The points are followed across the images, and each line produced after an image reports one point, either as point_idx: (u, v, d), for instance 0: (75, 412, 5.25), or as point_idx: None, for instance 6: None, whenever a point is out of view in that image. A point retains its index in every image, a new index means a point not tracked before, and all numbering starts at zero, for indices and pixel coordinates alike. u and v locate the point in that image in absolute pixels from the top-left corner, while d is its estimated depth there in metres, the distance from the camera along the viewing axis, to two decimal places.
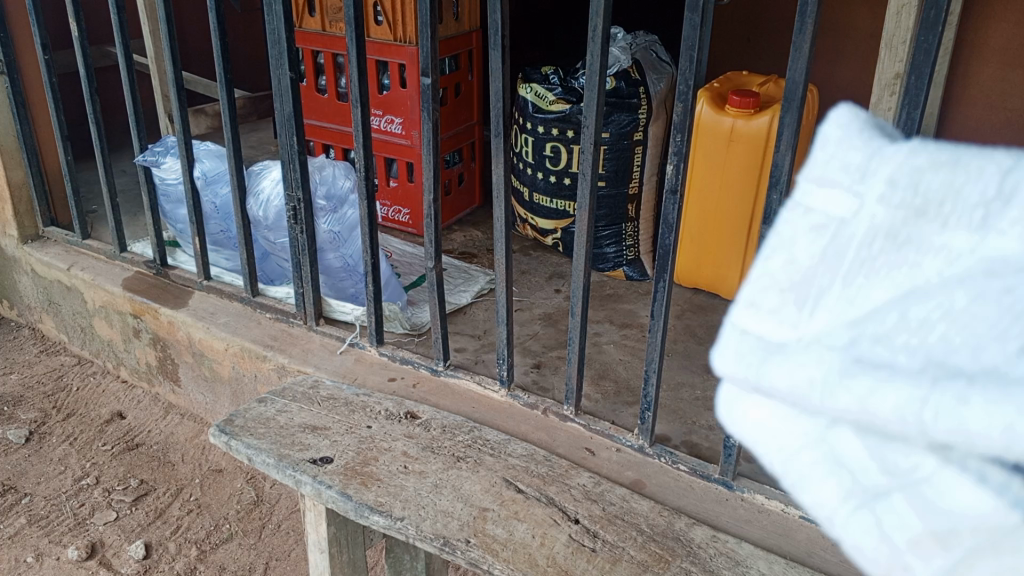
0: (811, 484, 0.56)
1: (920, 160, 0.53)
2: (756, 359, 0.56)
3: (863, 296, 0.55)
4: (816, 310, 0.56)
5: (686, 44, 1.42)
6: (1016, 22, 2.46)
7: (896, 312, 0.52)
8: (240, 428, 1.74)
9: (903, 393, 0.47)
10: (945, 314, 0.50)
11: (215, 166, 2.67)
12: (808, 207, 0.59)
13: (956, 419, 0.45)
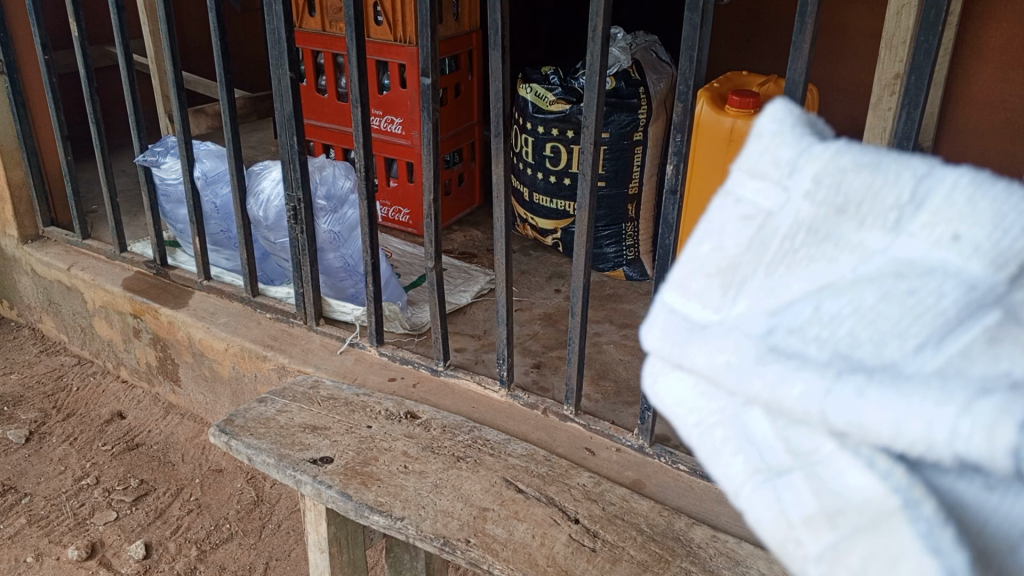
0: (720, 458, 0.61)
1: (843, 159, 0.56)
2: (681, 338, 0.62)
3: (781, 285, 0.58)
4: (736, 296, 0.61)
5: (686, 44, 1.42)
6: (1016, 22, 2.46)
7: (808, 302, 0.56)
8: (240, 427, 1.74)
9: (811, 382, 0.52)
10: (856, 313, 0.53)
11: (215, 167, 2.68)
12: (738, 196, 0.63)
13: (855, 412, 0.50)
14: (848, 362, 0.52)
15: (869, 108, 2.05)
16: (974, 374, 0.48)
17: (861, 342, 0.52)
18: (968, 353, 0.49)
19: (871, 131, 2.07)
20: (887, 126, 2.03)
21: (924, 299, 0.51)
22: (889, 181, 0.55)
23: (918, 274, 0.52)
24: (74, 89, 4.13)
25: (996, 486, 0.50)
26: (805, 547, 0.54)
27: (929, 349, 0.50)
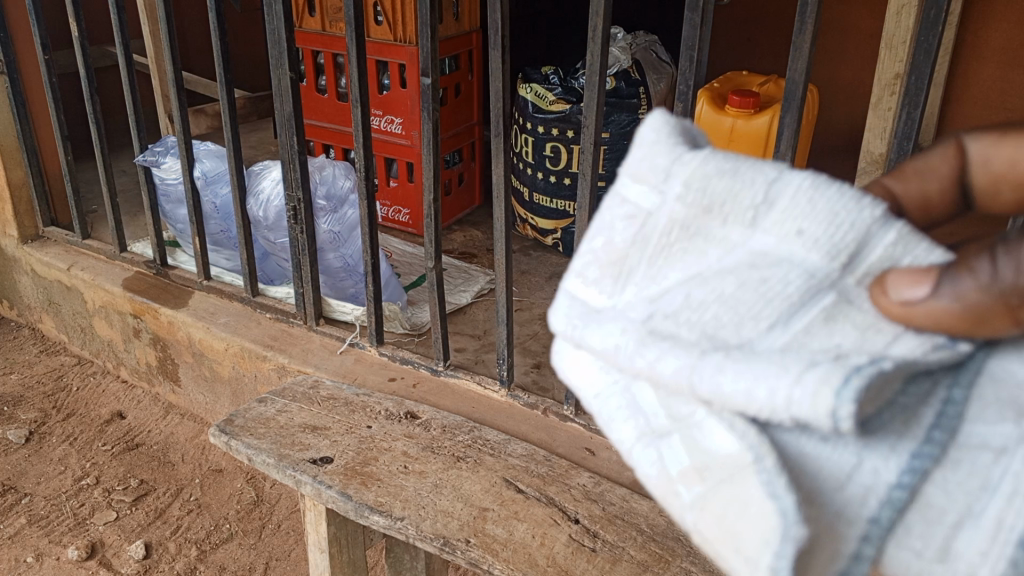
0: (616, 423, 0.67)
1: (710, 163, 0.59)
2: (576, 326, 0.65)
3: (663, 275, 0.61)
4: (621, 287, 0.64)
5: (686, 44, 1.42)
6: (1015, 22, 2.46)
7: (681, 290, 0.59)
8: (240, 428, 1.74)
9: (679, 359, 0.56)
10: (720, 299, 0.57)
11: (216, 167, 2.70)
12: (622, 194, 0.65)
13: (714, 384, 0.54)
14: (716, 346, 0.56)
15: (869, 108, 2.05)
16: (810, 348, 0.54)
17: (725, 328, 0.56)
18: (808, 328, 0.54)
19: (872, 131, 2.07)
20: (886, 126, 2.03)
21: (774, 281, 0.56)
22: (750, 182, 0.58)
23: (772, 263, 0.56)
24: (74, 88, 4.12)
25: (832, 440, 0.55)
26: (681, 497, 0.62)
27: (779, 327, 0.55)
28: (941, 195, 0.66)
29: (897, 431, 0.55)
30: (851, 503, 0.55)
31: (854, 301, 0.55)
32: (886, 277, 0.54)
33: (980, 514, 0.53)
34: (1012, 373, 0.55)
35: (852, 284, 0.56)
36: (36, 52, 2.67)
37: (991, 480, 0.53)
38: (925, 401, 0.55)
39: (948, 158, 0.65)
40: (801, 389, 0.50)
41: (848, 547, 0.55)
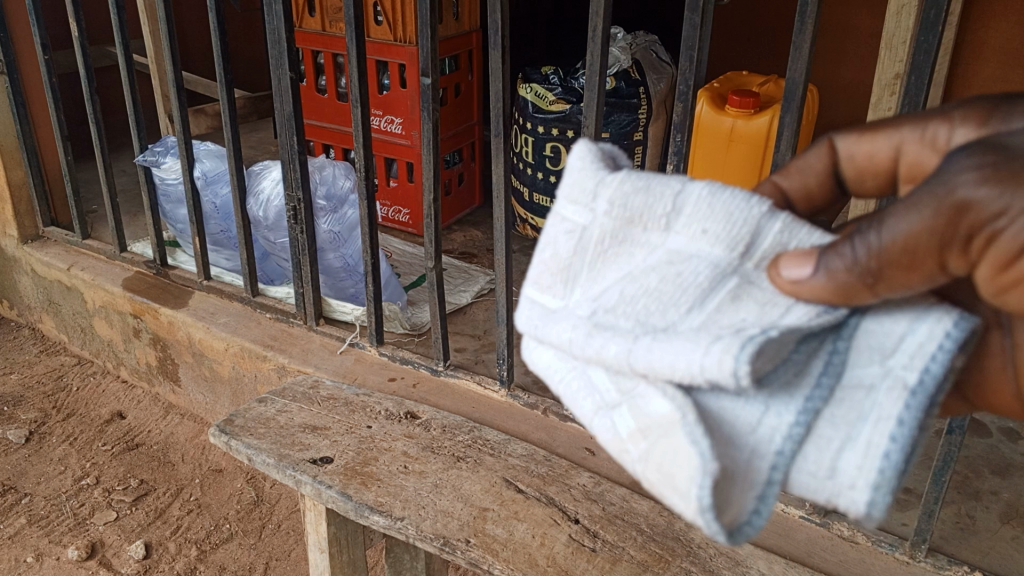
0: (575, 397, 0.74)
1: (626, 183, 0.72)
2: (535, 326, 0.77)
3: (603, 276, 0.73)
4: (567, 290, 0.76)
5: (686, 44, 1.42)
6: (1016, 22, 2.46)
7: (617, 286, 0.71)
8: (240, 428, 1.74)
9: (618, 344, 0.67)
10: (647, 292, 0.68)
11: (215, 167, 2.70)
12: (558, 215, 0.78)
13: (647, 360, 0.65)
14: (641, 329, 0.67)
15: (869, 109, 2.06)
16: (721, 322, 0.65)
17: (651, 315, 0.67)
18: (718, 308, 0.65)
19: None
20: None
21: (688, 272, 0.67)
22: (657, 194, 0.70)
23: (683, 257, 0.68)
24: (74, 88, 4.12)
25: (744, 397, 0.65)
26: (631, 453, 0.69)
27: (695, 310, 0.66)
28: (819, 185, 0.80)
29: (791, 382, 0.65)
30: (760, 442, 0.64)
31: (755, 282, 0.66)
32: (779, 260, 0.65)
33: (856, 437, 0.63)
34: (882, 328, 0.65)
35: (752, 268, 0.67)
36: (36, 52, 2.67)
37: (864, 411, 0.63)
38: (815, 355, 0.66)
39: (824, 155, 0.79)
40: (707, 353, 0.61)
41: (758, 476, 0.64)
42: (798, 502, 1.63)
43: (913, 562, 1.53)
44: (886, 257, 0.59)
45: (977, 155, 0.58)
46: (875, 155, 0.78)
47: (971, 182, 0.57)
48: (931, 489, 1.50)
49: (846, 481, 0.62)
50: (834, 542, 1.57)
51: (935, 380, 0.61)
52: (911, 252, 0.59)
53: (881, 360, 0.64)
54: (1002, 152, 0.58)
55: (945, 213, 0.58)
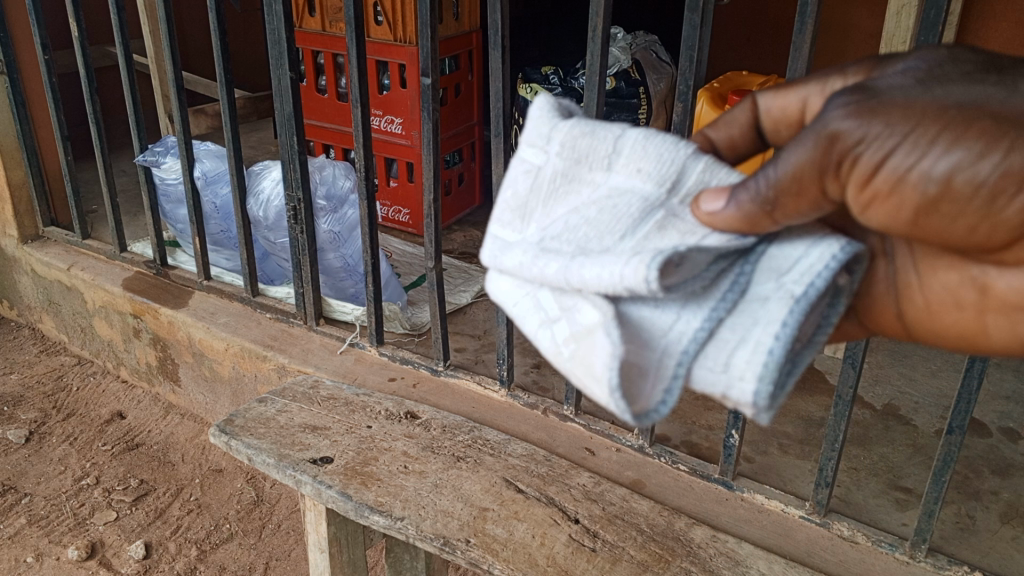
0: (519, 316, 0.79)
1: (576, 129, 0.79)
2: (487, 256, 0.82)
3: (551, 210, 0.79)
4: (517, 224, 0.82)
5: (686, 43, 1.42)
6: (1014, 23, 2.46)
7: (561, 218, 0.77)
8: (240, 428, 1.74)
9: (557, 262, 0.73)
10: (587, 221, 0.75)
11: (216, 167, 2.70)
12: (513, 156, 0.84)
13: (581, 273, 0.71)
14: (575, 250, 0.73)
15: None
16: (649, 243, 0.70)
17: (586, 238, 0.74)
18: (647, 234, 0.71)
19: None
20: None
21: (622, 204, 0.74)
22: (601, 138, 0.77)
23: (620, 192, 0.75)
24: (74, 88, 4.12)
25: (662, 305, 0.71)
26: (561, 356, 0.75)
27: (628, 236, 0.72)
28: (743, 137, 0.85)
29: (699, 295, 0.72)
30: (671, 343, 0.71)
31: (680, 214, 0.73)
32: (701, 196, 0.72)
33: (748, 337, 0.68)
34: (780, 254, 0.72)
35: (678, 204, 0.74)
36: (37, 53, 2.67)
37: (758, 315, 0.68)
38: (723, 275, 0.73)
39: (746, 111, 0.84)
40: (629, 263, 0.67)
41: (665, 373, 0.70)
42: (798, 502, 1.64)
43: (913, 562, 1.53)
44: (779, 186, 0.66)
45: (847, 97, 0.65)
46: (789, 107, 0.82)
47: (840, 116, 0.63)
48: (931, 489, 1.50)
49: (737, 373, 0.67)
50: (834, 542, 1.57)
51: (817, 290, 0.67)
52: (796, 179, 0.65)
53: (776, 278, 0.70)
54: (868, 95, 0.65)
55: (821, 143, 0.64)
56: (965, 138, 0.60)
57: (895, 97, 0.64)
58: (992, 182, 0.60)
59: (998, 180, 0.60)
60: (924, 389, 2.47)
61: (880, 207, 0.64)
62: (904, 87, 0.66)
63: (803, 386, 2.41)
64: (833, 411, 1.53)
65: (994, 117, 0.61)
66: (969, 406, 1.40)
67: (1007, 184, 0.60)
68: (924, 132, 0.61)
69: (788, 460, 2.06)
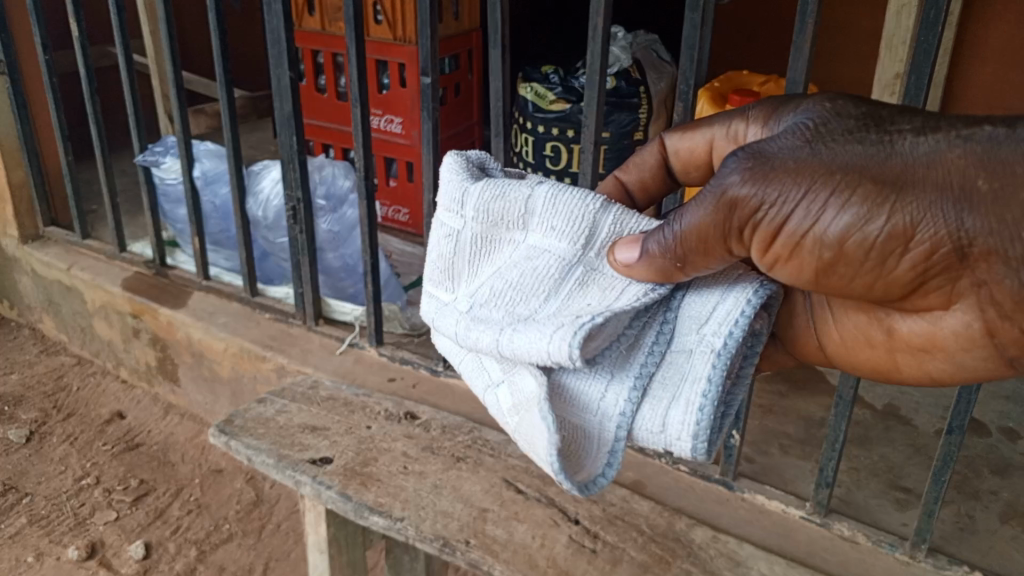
0: (472, 375, 1.03)
1: (485, 194, 0.98)
2: (433, 315, 1.03)
3: (480, 269, 1.00)
4: (457, 284, 1.03)
5: (686, 43, 1.41)
6: (1015, 22, 2.46)
7: (487, 284, 0.98)
8: (239, 428, 1.73)
9: (487, 329, 0.94)
10: (508, 284, 0.96)
11: (215, 166, 2.72)
12: (438, 219, 1.03)
13: (508, 345, 0.91)
14: (512, 314, 0.94)
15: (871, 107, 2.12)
16: (573, 305, 0.91)
17: (517, 300, 0.94)
18: (569, 293, 0.93)
19: None
20: None
21: (542, 265, 0.95)
22: (510, 202, 0.97)
23: (539, 254, 0.96)
24: (74, 88, 4.11)
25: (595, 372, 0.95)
26: (512, 420, 0.99)
27: (550, 298, 0.93)
28: (653, 179, 1.06)
29: (628, 355, 0.95)
30: (608, 406, 0.94)
31: (597, 269, 0.93)
32: (616, 245, 0.91)
33: (680, 397, 0.91)
34: (698, 303, 0.95)
35: (593, 257, 0.94)
36: (37, 52, 2.67)
37: (685, 371, 0.92)
38: (647, 328, 0.96)
39: (655, 150, 1.05)
40: (553, 336, 0.87)
41: (611, 426, 0.94)
42: (798, 502, 1.63)
43: (913, 562, 1.52)
44: (690, 244, 0.82)
45: (744, 162, 0.79)
46: (693, 147, 1.03)
47: (738, 183, 0.78)
48: (931, 489, 1.49)
49: (675, 433, 0.90)
50: (835, 542, 1.56)
51: (731, 347, 0.90)
52: (706, 237, 0.81)
53: (696, 330, 0.93)
54: (764, 158, 0.79)
55: (722, 205, 0.79)
56: (849, 201, 0.75)
57: (785, 160, 0.78)
58: (879, 241, 0.75)
59: (886, 240, 0.75)
60: (923, 390, 2.46)
61: (782, 262, 0.80)
62: (795, 148, 0.79)
63: (803, 386, 2.40)
64: (833, 411, 1.52)
65: (872, 180, 0.75)
66: (969, 406, 1.39)
67: (894, 245, 0.75)
68: (813, 199, 0.76)
69: (789, 460, 2.05)
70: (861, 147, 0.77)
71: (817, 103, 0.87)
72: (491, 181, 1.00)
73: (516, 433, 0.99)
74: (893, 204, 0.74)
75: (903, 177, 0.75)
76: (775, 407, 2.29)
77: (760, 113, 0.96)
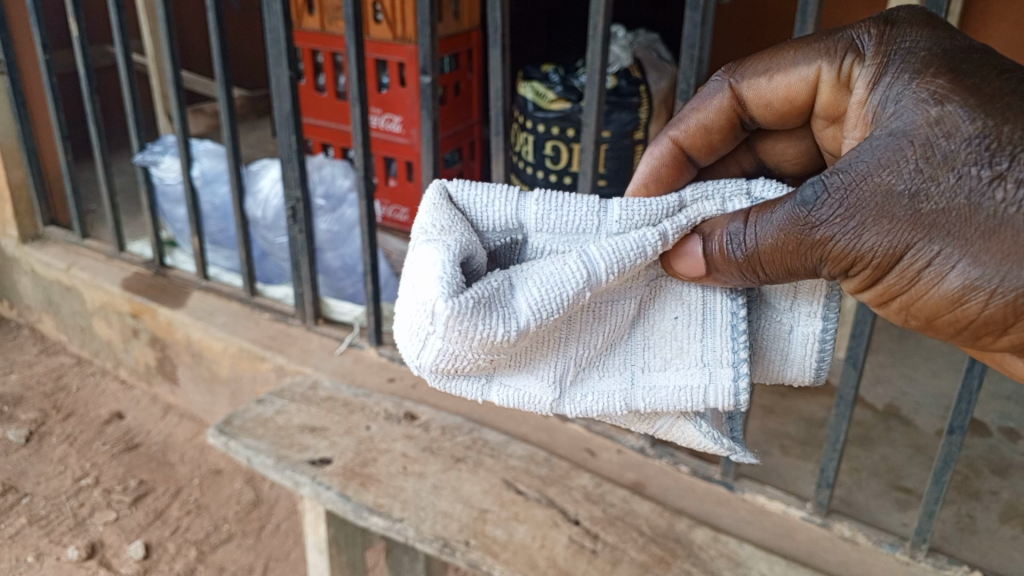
0: None
1: (541, 317, 0.80)
2: (493, 400, 0.90)
3: (538, 347, 0.90)
4: (509, 364, 0.89)
5: (687, 42, 1.40)
6: (1015, 22, 2.44)
7: (568, 354, 0.91)
8: (238, 428, 1.72)
9: (609, 403, 0.92)
10: (598, 345, 0.92)
11: (213, 166, 2.75)
12: (462, 354, 0.80)
13: (653, 408, 0.92)
14: (619, 373, 0.93)
15: None
16: (689, 352, 0.91)
17: (610, 356, 0.93)
18: (649, 319, 0.94)
19: None
20: None
21: (623, 307, 0.91)
22: (578, 302, 0.82)
23: (609, 301, 0.91)
24: (73, 87, 4.11)
25: None
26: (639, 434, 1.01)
27: (635, 333, 0.94)
28: (720, 141, 1.01)
29: None
30: None
31: (664, 282, 0.92)
32: (688, 268, 0.87)
33: (793, 361, 0.95)
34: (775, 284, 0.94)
35: (655, 273, 0.92)
36: (37, 52, 2.65)
37: (792, 339, 0.94)
38: None
39: (725, 101, 0.98)
40: (708, 396, 0.90)
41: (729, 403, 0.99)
42: (798, 502, 1.62)
43: (913, 562, 1.52)
44: (778, 278, 0.80)
45: (833, 208, 0.73)
46: (787, 89, 0.96)
47: (828, 235, 0.74)
48: (932, 489, 1.48)
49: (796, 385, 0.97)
50: (835, 543, 1.56)
51: (835, 321, 0.92)
52: (784, 270, 0.78)
53: (789, 308, 0.94)
54: (852, 197, 0.72)
55: (803, 244, 0.75)
56: (945, 267, 0.69)
57: (880, 213, 0.71)
58: (976, 314, 0.70)
59: (984, 323, 0.70)
60: (924, 389, 2.45)
61: (876, 304, 0.77)
62: (894, 190, 0.71)
63: (803, 388, 2.39)
64: (834, 411, 1.51)
65: (979, 251, 0.68)
66: (969, 406, 1.39)
67: (992, 326, 0.70)
68: (905, 257, 0.71)
69: (790, 461, 2.06)
70: (970, 195, 0.68)
71: (930, 95, 0.74)
72: (529, 303, 0.80)
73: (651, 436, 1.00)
74: (999, 279, 0.67)
75: (1015, 247, 0.66)
76: (775, 407, 2.28)
77: (876, 49, 0.86)
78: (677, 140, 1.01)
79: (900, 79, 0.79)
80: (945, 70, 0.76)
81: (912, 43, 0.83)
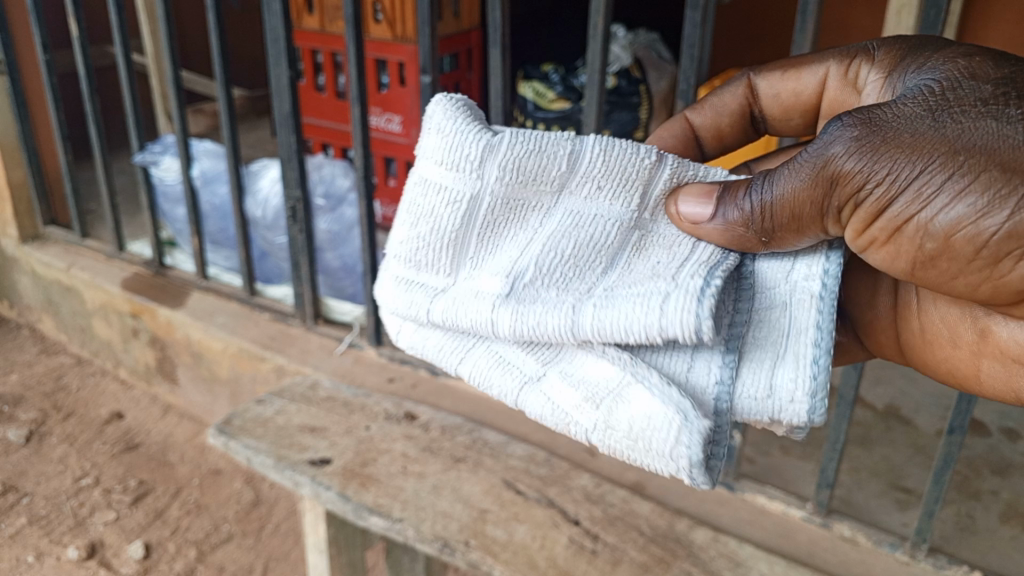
0: (492, 378, 0.85)
1: (514, 148, 0.82)
2: (438, 309, 0.84)
3: (498, 244, 0.85)
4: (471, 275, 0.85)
5: (687, 42, 1.40)
6: (1014, 23, 2.45)
7: (528, 258, 0.82)
8: (238, 428, 1.71)
9: (550, 310, 0.79)
10: (558, 254, 0.81)
11: (213, 166, 2.75)
12: (433, 178, 0.83)
13: (596, 322, 0.76)
14: (575, 291, 0.80)
15: None
16: (659, 270, 0.79)
17: (573, 279, 0.81)
18: (627, 261, 0.82)
19: None
20: None
21: (599, 229, 0.82)
22: (554, 151, 0.82)
23: (590, 216, 0.83)
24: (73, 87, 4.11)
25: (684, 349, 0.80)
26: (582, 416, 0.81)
27: (609, 269, 0.82)
28: (727, 128, 1.01)
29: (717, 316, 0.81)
30: (699, 379, 0.79)
31: (653, 232, 0.83)
32: (684, 203, 0.81)
33: (788, 358, 0.79)
34: (774, 264, 0.83)
35: (648, 219, 0.83)
36: (37, 52, 2.65)
37: (785, 325, 0.80)
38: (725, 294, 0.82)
39: (741, 90, 0.99)
40: (665, 305, 0.73)
41: (706, 393, 0.78)
42: (798, 502, 1.62)
43: (913, 562, 1.51)
44: (780, 220, 0.75)
45: (851, 128, 0.71)
46: (794, 85, 0.96)
47: (843, 153, 0.71)
48: (932, 489, 1.48)
49: (787, 402, 0.77)
50: (835, 543, 1.56)
51: (834, 292, 0.79)
52: (789, 213, 0.75)
53: (785, 280, 0.82)
54: (873, 120, 0.71)
55: (817, 171, 0.72)
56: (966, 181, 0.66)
57: (900, 130, 0.70)
58: (996, 235, 0.66)
59: (1002, 242, 0.66)
60: (924, 389, 2.45)
61: (880, 249, 0.73)
62: (916, 115, 0.70)
63: None
64: (834, 411, 1.51)
65: (1001, 162, 0.66)
66: (969, 406, 1.39)
67: (1010, 246, 0.66)
68: (924, 177, 0.68)
69: (790, 461, 2.06)
70: (995, 117, 0.68)
71: (949, 62, 0.77)
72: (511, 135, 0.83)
73: (597, 422, 0.80)
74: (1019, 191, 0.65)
75: None
76: None
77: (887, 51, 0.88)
78: (691, 118, 1.02)
79: (919, 61, 0.82)
80: (963, 47, 0.80)
81: (928, 39, 0.86)
